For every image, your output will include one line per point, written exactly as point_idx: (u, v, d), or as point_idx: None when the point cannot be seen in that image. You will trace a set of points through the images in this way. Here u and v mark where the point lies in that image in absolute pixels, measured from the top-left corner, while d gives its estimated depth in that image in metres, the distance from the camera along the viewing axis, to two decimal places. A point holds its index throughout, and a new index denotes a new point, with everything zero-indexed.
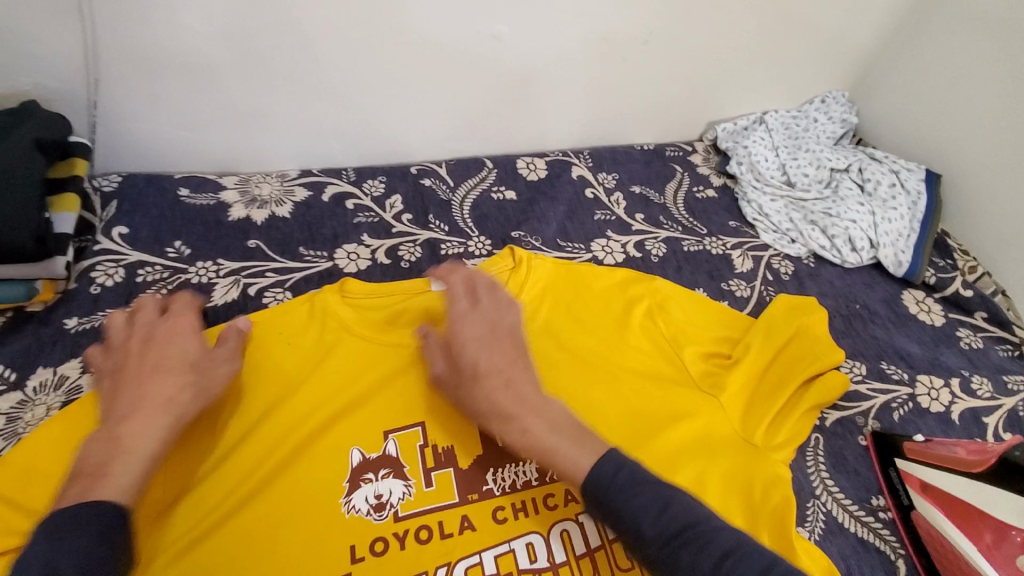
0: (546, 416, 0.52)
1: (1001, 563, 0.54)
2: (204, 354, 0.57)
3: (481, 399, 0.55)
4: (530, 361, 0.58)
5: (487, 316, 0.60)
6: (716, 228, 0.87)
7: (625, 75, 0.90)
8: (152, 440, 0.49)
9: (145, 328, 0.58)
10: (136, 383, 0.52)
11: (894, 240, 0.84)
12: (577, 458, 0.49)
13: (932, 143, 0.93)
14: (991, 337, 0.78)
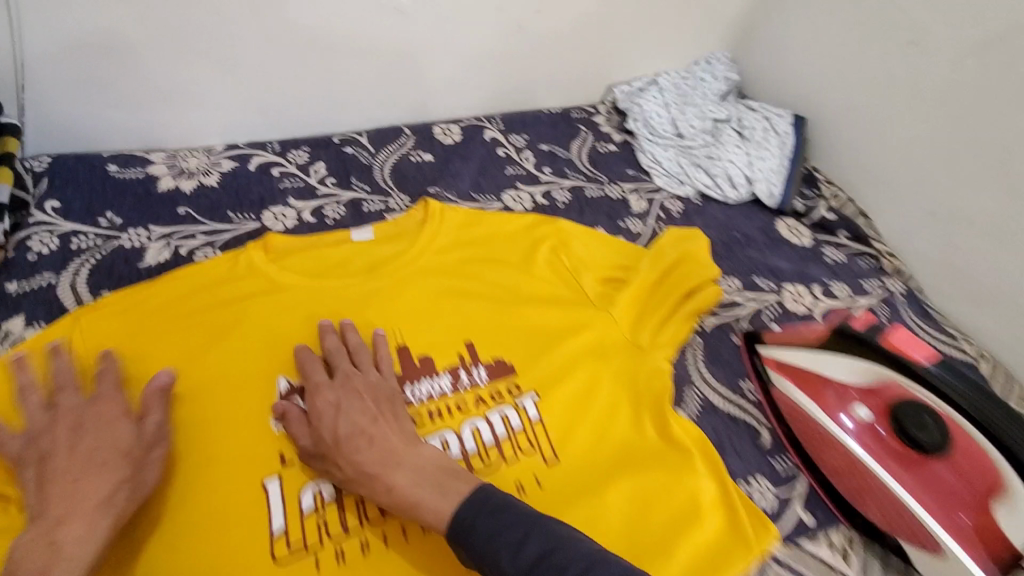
0: (410, 467, 0.54)
1: (840, 417, 0.63)
2: (138, 439, 0.55)
3: (345, 466, 0.54)
4: (397, 411, 0.59)
5: (348, 381, 0.61)
6: (615, 176, 0.98)
7: (525, 43, 0.99)
8: (91, 546, 0.48)
9: (71, 413, 0.55)
10: (68, 485, 0.49)
11: (767, 176, 0.95)
12: (438, 506, 0.52)
13: (799, 91, 1.04)
14: (853, 252, 0.90)
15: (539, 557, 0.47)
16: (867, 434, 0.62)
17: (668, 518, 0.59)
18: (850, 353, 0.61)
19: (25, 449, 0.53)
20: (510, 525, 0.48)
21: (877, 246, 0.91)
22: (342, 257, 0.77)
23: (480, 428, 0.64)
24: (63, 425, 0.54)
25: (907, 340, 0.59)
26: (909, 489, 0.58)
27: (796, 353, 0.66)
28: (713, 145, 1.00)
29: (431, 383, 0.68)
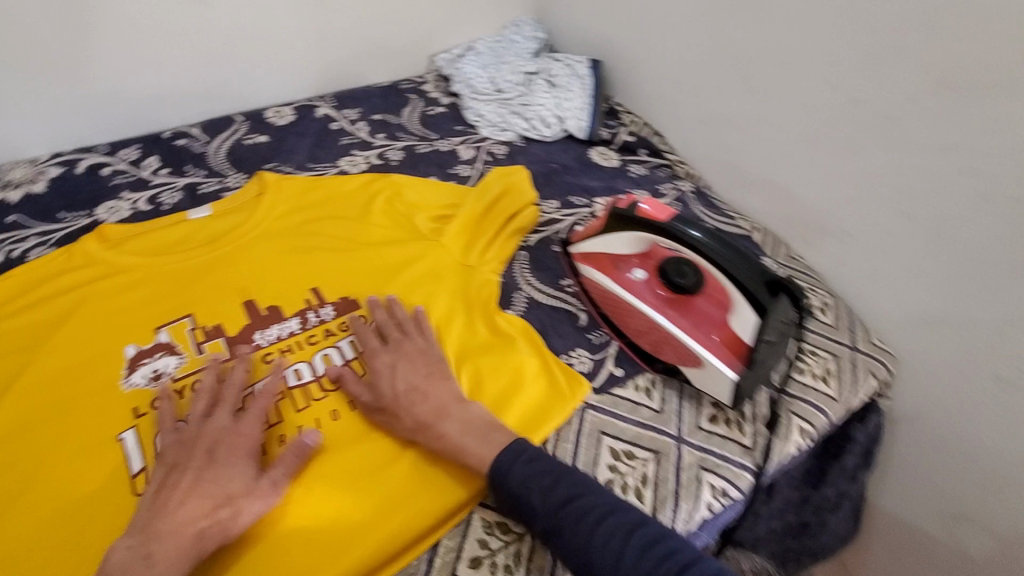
0: (460, 419, 0.61)
1: (627, 283, 0.74)
2: (250, 484, 0.55)
3: (405, 417, 0.62)
4: (447, 371, 0.66)
5: (401, 346, 0.68)
6: (444, 133, 1.08)
7: (335, 23, 1.07)
8: (178, 565, 0.49)
9: (213, 435, 0.57)
10: (180, 502, 0.52)
11: (574, 113, 1.09)
12: (482, 452, 0.59)
13: (591, 37, 1.19)
14: (653, 166, 1.07)
15: (566, 499, 0.55)
16: (650, 292, 0.73)
17: (499, 394, 0.68)
18: (622, 229, 0.74)
19: (170, 448, 0.57)
20: (545, 471, 0.57)
21: (671, 156, 1.07)
22: (180, 233, 0.81)
23: (331, 355, 0.72)
24: (185, 440, 0.57)
25: (656, 207, 0.72)
26: (680, 325, 0.70)
27: (591, 239, 0.78)
28: (526, 94, 1.12)
29: (280, 327, 0.74)
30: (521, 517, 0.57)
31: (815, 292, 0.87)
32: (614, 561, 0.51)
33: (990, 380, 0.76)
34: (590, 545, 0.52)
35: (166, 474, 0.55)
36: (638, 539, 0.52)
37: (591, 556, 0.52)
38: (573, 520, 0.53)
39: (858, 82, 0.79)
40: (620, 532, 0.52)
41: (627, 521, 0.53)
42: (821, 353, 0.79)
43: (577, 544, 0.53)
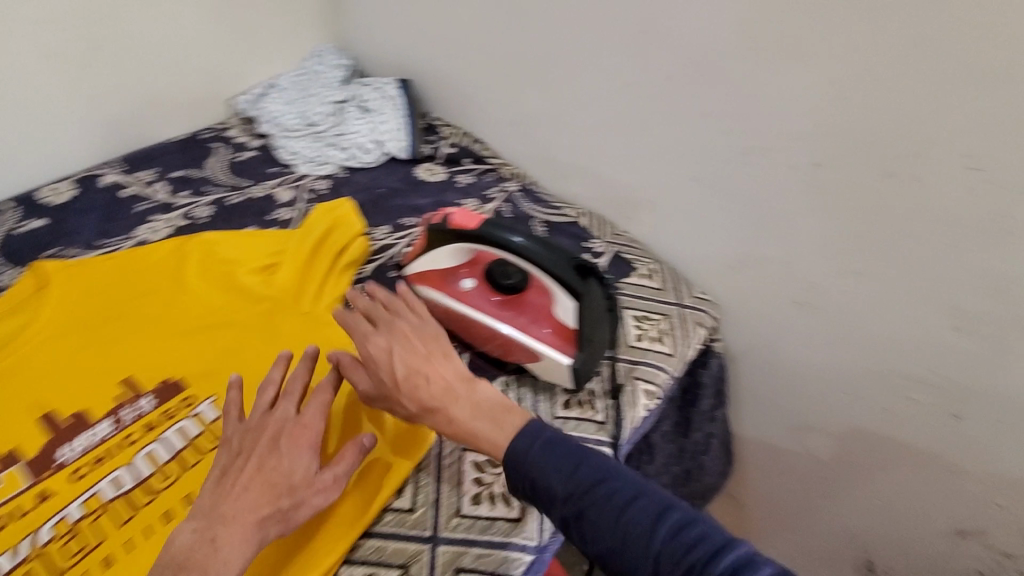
0: (468, 401, 0.56)
1: (460, 294, 0.74)
2: (308, 478, 0.53)
3: (408, 403, 0.57)
4: (445, 347, 0.60)
5: (394, 327, 0.61)
6: (258, 178, 1.02)
7: (103, 83, 0.98)
8: (242, 556, 0.49)
9: (277, 425, 0.56)
10: (242, 490, 0.51)
11: (391, 134, 1.09)
12: (495, 438, 0.54)
13: (392, 56, 1.18)
14: (480, 171, 1.09)
15: (591, 484, 0.49)
16: (482, 299, 0.74)
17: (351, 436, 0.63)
18: (441, 243, 0.75)
19: (236, 439, 0.56)
20: (565, 455, 0.51)
21: (494, 160, 1.10)
22: None
23: (156, 451, 0.64)
24: (248, 430, 0.56)
25: (466, 217, 0.73)
26: (520, 324, 0.72)
27: (418, 260, 0.77)
28: (339, 124, 1.10)
29: (90, 434, 0.65)
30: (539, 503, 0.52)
31: (640, 262, 0.94)
32: (643, 544, 0.47)
33: (789, 304, 0.87)
34: (617, 532, 0.47)
35: (229, 463, 0.54)
36: (667, 525, 0.47)
37: (621, 540, 0.47)
38: (599, 506, 0.49)
39: (624, 67, 0.87)
40: (648, 517, 0.48)
41: (654, 507, 0.48)
42: (651, 316, 0.86)
43: (603, 528, 0.48)
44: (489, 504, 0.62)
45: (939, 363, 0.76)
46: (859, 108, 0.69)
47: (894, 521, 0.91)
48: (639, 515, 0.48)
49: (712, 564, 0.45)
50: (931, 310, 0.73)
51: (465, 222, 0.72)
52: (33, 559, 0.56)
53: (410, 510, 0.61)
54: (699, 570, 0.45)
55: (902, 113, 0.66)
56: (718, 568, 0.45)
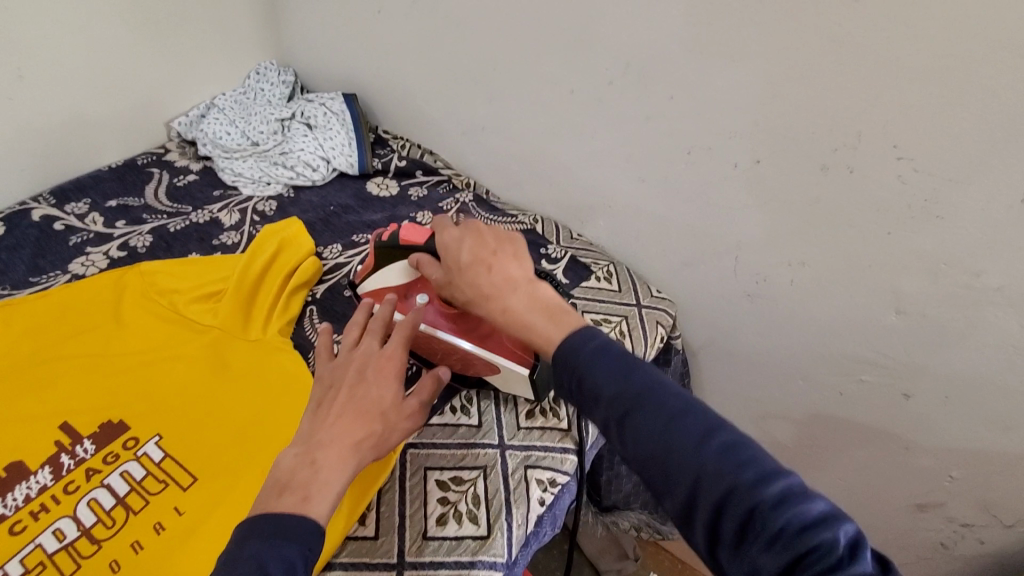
0: (524, 296, 0.55)
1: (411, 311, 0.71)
2: (399, 403, 0.54)
3: (466, 290, 0.58)
4: (518, 249, 0.60)
5: (474, 225, 0.62)
6: (201, 202, 0.98)
7: (26, 112, 0.93)
8: (336, 485, 0.49)
9: (362, 357, 0.56)
10: (336, 416, 0.51)
11: (340, 150, 1.07)
12: (547, 332, 0.52)
13: (336, 72, 1.16)
14: (433, 183, 1.08)
15: (637, 392, 0.46)
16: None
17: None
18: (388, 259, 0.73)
19: (328, 373, 0.56)
20: (614, 358, 0.48)
21: (446, 172, 1.09)
22: None
23: (100, 497, 0.60)
24: (334, 367, 0.56)
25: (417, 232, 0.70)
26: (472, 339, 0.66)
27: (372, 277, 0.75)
28: (285, 142, 1.07)
29: (26, 485, 0.61)
30: (581, 402, 0.49)
31: (597, 264, 0.96)
32: (687, 455, 0.42)
33: (743, 298, 0.88)
34: (661, 441, 0.43)
35: (326, 393, 0.54)
36: (716, 444, 0.42)
37: (664, 448, 0.43)
38: (645, 412, 0.45)
39: (566, 75, 0.87)
40: (696, 433, 0.43)
41: (705, 425, 0.43)
42: (610, 318, 0.89)
43: (645, 435, 0.44)
44: (457, 523, 0.61)
45: (887, 346, 0.78)
46: (793, 105, 0.71)
47: (856, 500, 0.94)
48: (686, 428, 0.43)
49: (762, 490, 0.39)
50: (873, 295, 0.76)
51: (413, 236, 0.69)
52: None
53: (375, 538, 0.59)
54: (745, 494, 0.40)
55: (834, 108, 0.68)
56: (767, 495, 0.39)
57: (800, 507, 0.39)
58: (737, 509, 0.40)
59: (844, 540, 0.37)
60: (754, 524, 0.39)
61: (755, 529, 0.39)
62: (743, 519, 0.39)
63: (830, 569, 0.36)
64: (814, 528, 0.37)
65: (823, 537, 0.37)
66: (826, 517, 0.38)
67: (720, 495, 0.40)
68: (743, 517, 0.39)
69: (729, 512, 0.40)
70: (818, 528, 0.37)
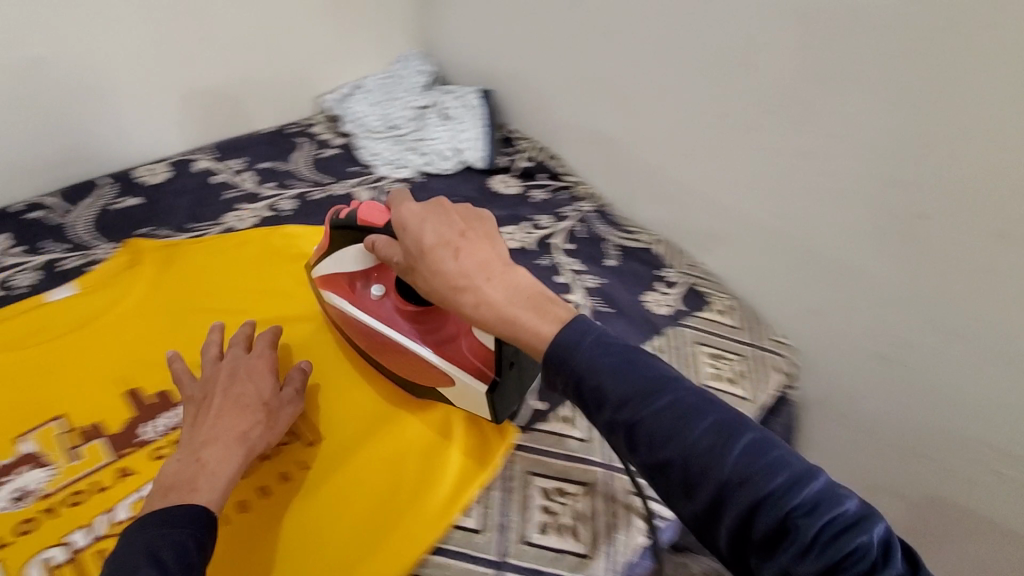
0: (500, 286, 0.53)
1: (362, 303, 0.69)
2: (272, 395, 0.62)
3: (432, 276, 0.54)
4: (484, 229, 0.56)
5: (437, 202, 0.57)
6: (340, 175, 1.04)
7: (206, 74, 1.00)
8: (229, 468, 0.54)
9: (230, 365, 0.63)
10: (216, 418, 0.57)
11: (471, 143, 1.10)
12: (538, 328, 0.51)
13: (477, 68, 1.19)
14: (554, 188, 1.08)
15: (652, 392, 0.46)
16: (390, 309, 0.67)
17: (423, 455, 0.64)
18: (348, 243, 0.67)
19: (196, 389, 0.61)
20: (621, 357, 0.47)
21: (569, 179, 1.09)
22: (39, 319, 0.72)
23: None
24: (197, 385, 0.62)
25: (375, 212, 0.63)
26: (426, 343, 0.65)
27: (325, 258, 0.71)
28: (420, 129, 1.11)
29: (170, 414, 0.65)
30: (584, 405, 0.48)
31: (716, 297, 0.93)
32: (710, 459, 0.43)
33: (874, 358, 0.82)
34: (683, 445, 0.44)
35: (199, 404, 0.60)
36: (739, 447, 0.43)
37: (683, 452, 0.44)
38: (658, 415, 0.45)
39: (720, 99, 0.85)
40: (716, 435, 0.43)
41: (726, 427, 0.44)
42: (725, 354, 0.85)
43: (664, 440, 0.44)
44: (557, 535, 0.60)
45: None
46: (980, 166, 0.65)
47: None
48: (707, 431, 0.44)
49: (792, 495, 0.41)
50: None
51: (373, 219, 0.63)
52: (109, 537, 0.56)
53: (477, 532, 0.60)
54: (774, 501, 0.41)
55: None
56: (797, 501, 0.40)
57: (832, 511, 0.40)
58: (768, 517, 0.40)
59: (878, 536, 0.39)
60: (788, 531, 0.40)
61: (790, 536, 0.40)
62: (776, 527, 0.40)
63: (867, 569, 0.39)
64: (849, 532, 0.39)
65: (859, 542, 0.39)
66: (857, 519, 0.40)
67: (749, 502, 0.41)
68: (774, 524, 0.40)
69: (758, 520, 0.41)
70: (853, 535, 0.39)
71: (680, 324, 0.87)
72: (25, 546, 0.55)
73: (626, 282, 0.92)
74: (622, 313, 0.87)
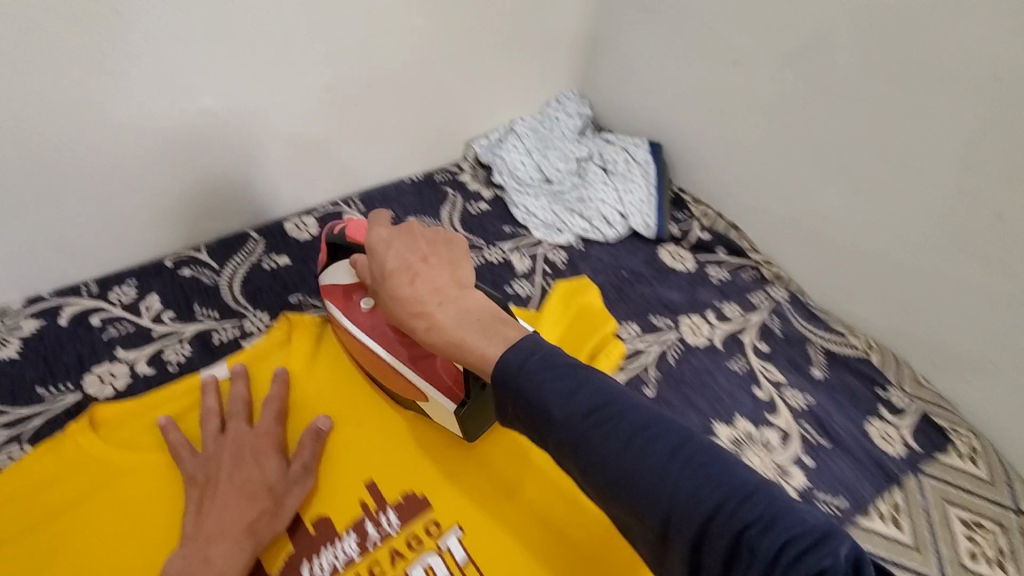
0: (453, 308, 0.47)
1: (345, 311, 0.68)
2: (280, 475, 0.59)
3: (388, 299, 0.49)
4: (450, 253, 0.52)
5: (407, 224, 0.53)
6: (492, 237, 0.93)
7: (365, 119, 0.91)
8: (236, 569, 0.51)
9: (235, 443, 0.60)
10: (222, 508, 0.54)
11: (639, 208, 0.96)
12: (483, 348, 0.45)
13: (646, 115, 1.04)
14: (735, 266, 0.93)
15: (595, 409, 0.40)
16: (377, 325, 0.65)
17: None
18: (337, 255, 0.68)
19: (199, 466, 0.58)
20: (563, 372, 0.41)
21: (754, 256, 0.93)
22: (190, 411, 0.65)
23: None
24: (200, 462, 0.59)
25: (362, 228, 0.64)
26: (399, 356, 0.62)
27: (324, 271, 0.69)
28: (581, 186, 0.98)
29: (332, 553, 0.58)
30: (533, 432, 0.43)
31: (958, 433, 0.75)
32: (654, 479, 0.37)
33: None
34: (625, 461, 0.38)
35: (203, 488, 0.57)
36: (683, 461, 0.37)
37: (624, 475, 0.38)
38: (602, 434, 0.39)
39: None
40: (661, 452, 0.38)
41: (671, 440, 0.39)
42: (980, 521, 0.68)
43: (605, 463, 0.39)
44: None
45: None
46: None
47: None
48: (651, 447, 0.38)
49: (744, 509, 0.35)
50: None
51: (360, 234, 0.63)
52: None
53: None
54: (726, 518, 0.35)
55: None
56: (751, 518, 0.34)
57: (794, 531, 0.33)
58: (721, 538, 0.34)
59: (846, 555, 0.32)
60: (740, 552, 0.34)
61: (744, 560, 0.33)
62: (729, 551, 0.34)
63: None
64: (812, 552, 0.32)
65: (824, 563, 0.32)
66: (826, 538, 0.33)
67: (696, 525, 0.35)
68: (726, 546, 0.34)
69: (708, 547, 0.35)
70: (818, 554, 0.32)
71: (920, 472, 0.71)
72: None
73: (842, 404, 0.76)
74: (844, 450, 0.72)
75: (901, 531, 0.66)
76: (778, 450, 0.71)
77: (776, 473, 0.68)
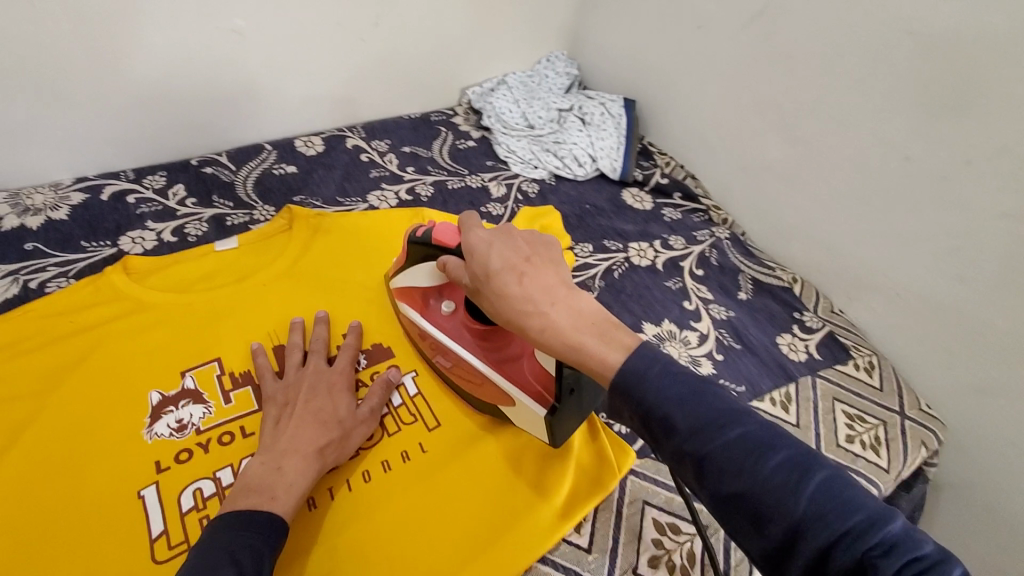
0: (565, 309, 0.52)
1: (432, 316, 0.70)
2: (350, 413, 0.62)
3: (498, 300, 0.54)
4: (551, 255, 0.56)
5: (504, 229, 0.58)
6: (475, 168, 1.06)
7: (373, 56, 1.04)
8: (305, 480, 0.55)
9: (313, 377, 0.65)
10: (297, 428, 0.58)
11: (608, 153, 1.08)
12: (601, 353, 0.49)
13: (624, 76, 1.16)
14: (687, 209, 1.04)
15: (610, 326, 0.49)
16: (459, 326, 0.68)
17: (537, 469, 0.64)
18: (421, 260, 0.68)
19: (278, 391, 0.63)
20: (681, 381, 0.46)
21: (706, 202, 1.05)
22: (206, 265, 0.79)
23: None
24: (279, 387, 0.64)
25: (450, 233, 0.64)
26: (487, 359, 0.65)
27: (400, 272, 0.72)
28: (560, 132, 1.11)
29: None
30: (649, 433, 0.47)
31: (858, 351, 0.85)
32: (781, 495, 0.39)
33: None
34: (755, 477, 0.41)
35: (280, 410, 0.61)
36: (815, 486, 0.39)
37: (752, 488, 0.40)
38: (729, 450, 0.42)
39: (915, 141, 0.78)
40: (789, 472, 0.40)
41: (795, 459, 0.41)
42: (865, 418, 0.77)
43: (731, 472, 0.42)
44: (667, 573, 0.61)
45: None
46: None
47: None
48: (776, 465, 0.41)
49: (867, 533, 0.37)
50: None
51: (448, 239, 0.64)
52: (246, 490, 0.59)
53: (586, 551, 0.61)
54: (849, 540, 0.37)
55: None
56: (876, 541, 0.37)
57: (910, 554, 0.36)
58: (844, 557, 0.37)
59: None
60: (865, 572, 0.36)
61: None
62: (849, 568, 0.36)
63: None
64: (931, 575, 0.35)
65: None
66: (938, 560, 0.35)
67: (822, 541, 0.37)
68: (849, 565, 0.36)
69: (834, 560, 0.37)
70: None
71: (816, 374, 0.81)
72: (178, 475, 0.59)
73: (759, 320, 0.87)
74: (752, 352, 0.82)
75: (788, 414, 0.76)
76: (694, 346, 0.82)
77: (688, 361, 0.79)
